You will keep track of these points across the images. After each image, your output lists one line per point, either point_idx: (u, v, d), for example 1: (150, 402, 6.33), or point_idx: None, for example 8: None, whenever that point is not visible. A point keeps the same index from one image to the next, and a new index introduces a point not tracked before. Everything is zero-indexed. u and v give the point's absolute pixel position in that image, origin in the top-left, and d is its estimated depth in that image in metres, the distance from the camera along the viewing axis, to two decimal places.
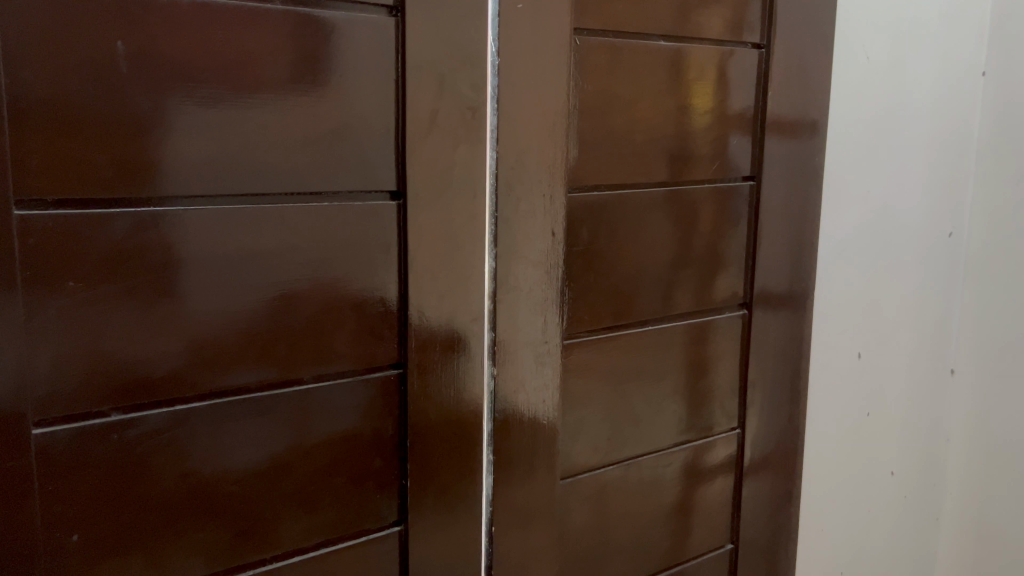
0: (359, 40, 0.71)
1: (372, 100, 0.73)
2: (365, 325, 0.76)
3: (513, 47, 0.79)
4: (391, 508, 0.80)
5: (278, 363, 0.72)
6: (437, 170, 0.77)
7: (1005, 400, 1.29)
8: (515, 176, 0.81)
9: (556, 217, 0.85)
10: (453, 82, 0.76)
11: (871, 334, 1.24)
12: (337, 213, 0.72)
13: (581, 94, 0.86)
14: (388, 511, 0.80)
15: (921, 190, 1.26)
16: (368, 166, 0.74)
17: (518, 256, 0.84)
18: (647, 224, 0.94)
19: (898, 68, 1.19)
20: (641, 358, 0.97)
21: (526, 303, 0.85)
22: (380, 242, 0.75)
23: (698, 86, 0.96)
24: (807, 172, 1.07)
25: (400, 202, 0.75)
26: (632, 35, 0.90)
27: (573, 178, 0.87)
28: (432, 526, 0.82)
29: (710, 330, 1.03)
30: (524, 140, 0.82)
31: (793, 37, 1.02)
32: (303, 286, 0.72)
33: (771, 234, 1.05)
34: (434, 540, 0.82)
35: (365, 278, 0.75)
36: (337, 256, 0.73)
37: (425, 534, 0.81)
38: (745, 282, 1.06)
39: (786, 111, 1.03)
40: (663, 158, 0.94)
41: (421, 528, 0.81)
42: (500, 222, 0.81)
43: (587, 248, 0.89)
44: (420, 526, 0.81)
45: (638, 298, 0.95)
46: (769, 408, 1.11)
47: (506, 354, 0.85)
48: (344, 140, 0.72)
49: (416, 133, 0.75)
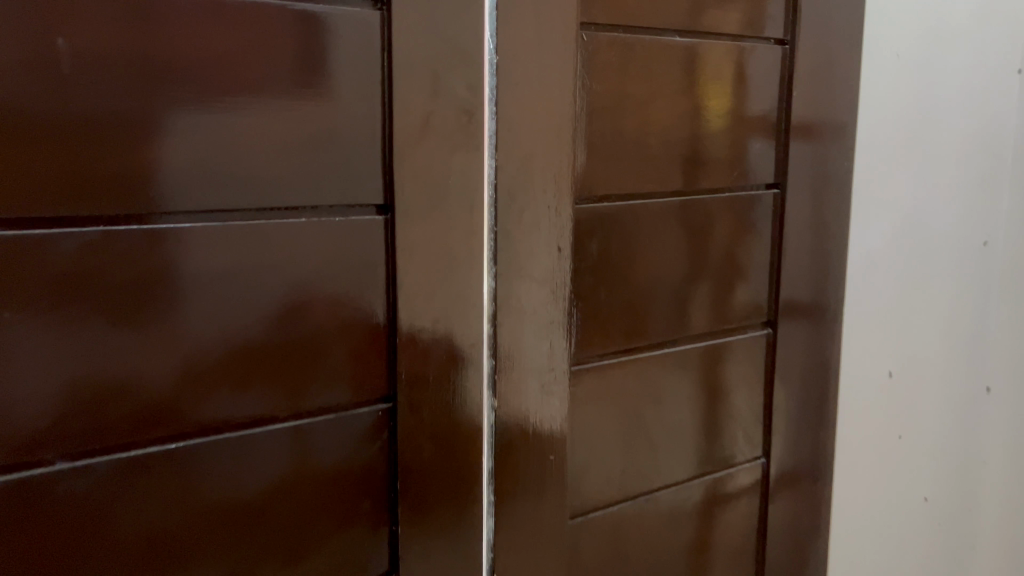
0: (341, 37, 0.64)
1: (356, 102, 0.65)
2: (349, 353, 0.68)
3: (514, 45, 0.72)
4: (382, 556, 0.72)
5: (252, 399, 0.64)
6: (430, 180, 0.69)
7: None
8: (516, 187, 0.74)
9: (562, 230, 0.78)
10: (448, 83, 0.68)
11: (903, 352, 1.16)
12: (317, 231, 0.65)
13: (590, 95, 0.78)
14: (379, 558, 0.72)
15: (953, 197, 1.17)
16: (352, 176, 0.66)
17: (521, 276, 0.76)
18: (660, 238, 0.86)
19: (928, 65, 1.11)
20: (657, 384, 0.89)
21: (530, 326, 0.78)
22: (366, 262, 0.68)
23: (716, 86, 0.88)
24: (835, 177, 0.99)
25: (388, 217, 0.68)
26: (644, 30, 0.82)
27: (582, 189, 0.79)
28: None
29: (730, 351, 0.96)
30: (526, 147, 0.74)
31: (818, 33, 0.94)
32: (280, 313, 0.64)
33: (796, 245, 0.97)
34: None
35: (349, 303, 0.68)
36: (318, 278, 0.66)
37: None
38: (769, 298, 0.98)
39: (812, 113, 0.95)
40: (678, 165, 0.87)
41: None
42: (500, 238, 0.74)
43: (597, 264, 0.82)
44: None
45: (653, 317, 0.87)
46: (796, 434, 1.03)
47: (508, 383, 0.77)
48: (326, 147, 0.64)
49: (406, 140, 0.67)
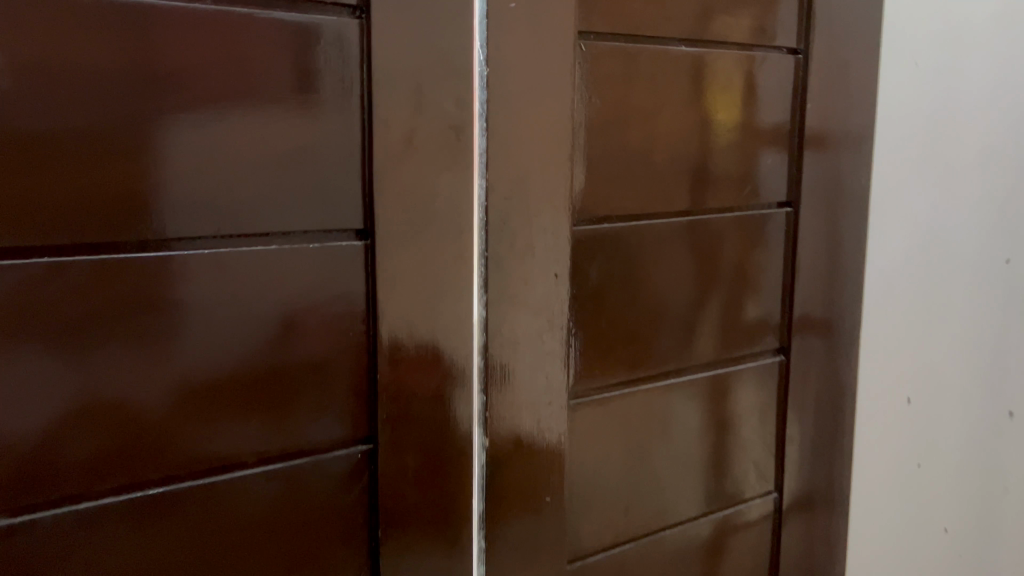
0: (313, 47, 0.59)
1: (330, 118, 0.60)
2: (325, 392, 0.63)
3: (506, 55, 0.66)
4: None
5: (215, 444, 0.59)
6: (415, 202, 0.64)
7: None
8: (509, 209, 0.69)
9: (559, 255, 0.72)
10: (433, 96, 0.63)
11: (918, 375, 1.12)
12: (287, 261, 0.60)
13: (589, 110, 0.73)
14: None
15: (975, 212, 1.11)
16: (327, 199, 0.61)
17: (515, 304, 0.71)
18: (665, 261, 0.81)
19: (947, 74, 1.06)
20: (663, 416, 0.84)
21: (525, 358, 0.73)
22: (343, 293, 0.63)
23: (724, 99, 0.83)
24: (852, 194, 0.93)
25: (368, 241, 0.63)
26: (648, 39, 0.77)
27: (580, 209, 0.74)
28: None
29: (740, 381, 0.90)
30: (520, 164, 0.69)
31: (833, 41, 0.88)
32: (245, 351, 0.59)
33: (810, 267, 0.92)
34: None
35: (324, 338, 0.62)
36: (290, 311, 0.61)
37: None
38: (782, 324, 0.92)
39: (827, 127, 0.90)
40: (685, 182, 0.81)
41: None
42: (492, 263, 0.68)
43: (597, 291, 0.76)
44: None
45: (658, 345, 0.82)
46: (812, 468, 0.97)
47: (501, 420, 0.72)
48: (298, 167, 0.59)
49: (388, 160, 0.62)
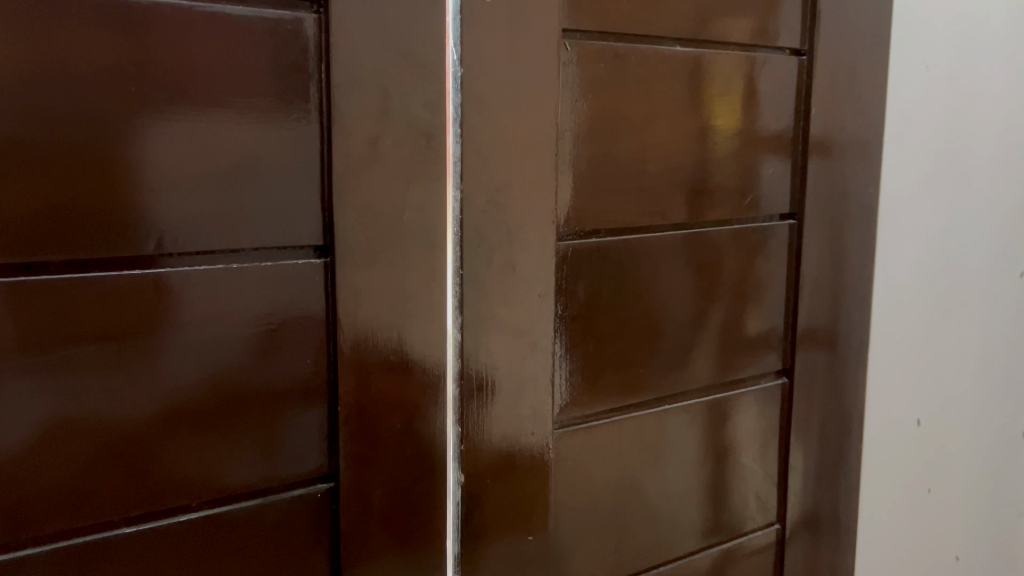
0: (266, 46, 0.53)
1: (286, 125, 0.54)
2: (279, 425, 0.58)
3: (483, 56, 0.61)
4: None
5: (154, 486, 0.53)
6: (383, 217, 0.58)
7: None
8: (487, 224, 0.63)
9: (543, 273, 0.67)
10: (402, 101, 0.57)
11: (933, 398, 1.05)
12: (236, 283, 0.54)
13: (576, 114, 0.67)
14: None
15: (987, 225, 1.06)
16: (283, 214, 0.55)
17: (494, 327, 0.65)
18: (660, 279, 0.75)
19: (960, 76, 0.99)
20: (657, 445, 0.78)
21: (505, 384, 0.67)
22: (300, 317, 0.57)
23: (723, 104, 0.77)
24: (861, 205, 0.87)
25: (326, 259, 0.57)
26: (640, 38, 0.71)
27: (566, 222, 0.68)
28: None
29: (739, 406, 0.85)
30: (500, 175, 0.63)
31: (839, 42, 0.83)
32: (188, 384, 0.54)
33: (816, 284, 0.86)
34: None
35: (278, 368, 0.57)
36: (239, 340, 0.55)
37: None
38: (784, 344, 0.87)
39: (833, 134, 0.84)
40: (681, 194, 0.76)
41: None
42: (468, 283, 0.63)
43: (584, 311, 0.71)
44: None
45: (651, 370, 0.76)
46: (819, 498, 0.91)
47: (479, 451, 0.66)
48: (249, 179, 0.54)
49: (351, 170, 0.56)
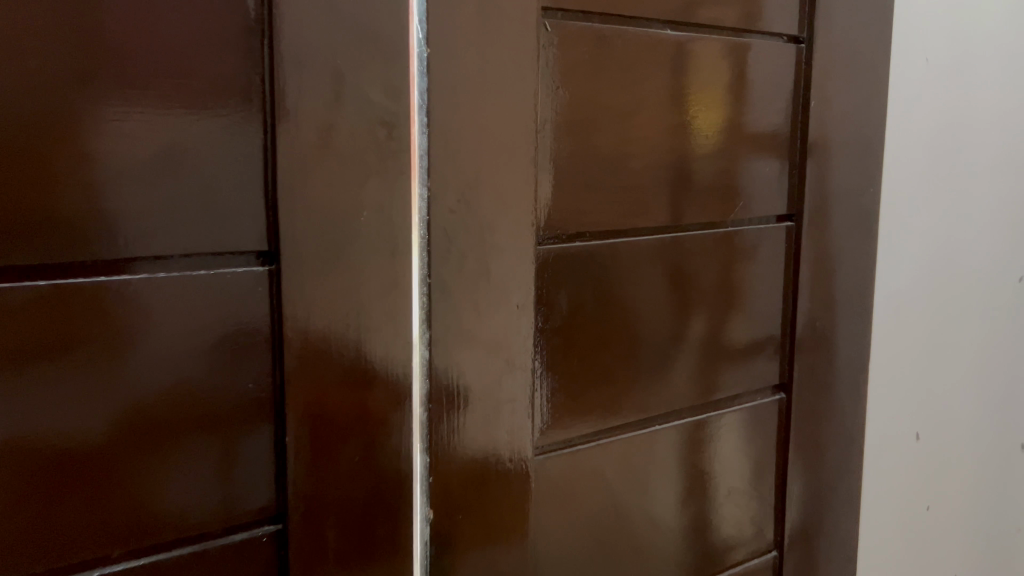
0: (196, 20, 0.45)
1: (221, 112, 0.47)
2: (216, 459, 0.50)
3: (452, 36, 0.54)
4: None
5: (66, 536, 0.45)
6: (338, 218, 0.51)
7: None
8: (457, 226, 0.56)
9: (521, 281, 0.60)
10: (357, 85, 0.50)
11: (932, 411, 0.99)
12: (160, 296, 0.46)
13: (557, 104, 0.61)
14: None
15: (986, 228, 1.00)
16: (219, 214, 0.47)
17: (465, 343, 0.58)
18: (645, 287, 0.69)
19: (963, 67, 0.94)
20: (645, 468, 0.72)
21: (479, 406, 0.60)
22: (238, 334, 0.49)
23: (710, 97, 0.71)
24: (861, 207, 0.81)
25: (272, 267, 0.50)
26: (627, 21, 0.64)
27: (545, 224, 0.61)
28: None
29: (732, 425, 0.79)
30: (472, 171, 0.56)
31: (839, 30, 0.76)
32: (104, 415, 0.45)
33: (816, 292, 0.80)
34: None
35: (213, 394, 0.49)
36: (169, 362, 0.47)
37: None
38: (781, 356, 0.81)
39: (834, 128, 0.78)
40: (668, 194, 0.69)
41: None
42: (435, 294, 0.56)
43: (566, 323, 0.64)
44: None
45: (634, 386, 0.70)
46: (820, 522, 0.85)
47: (450, 481, 0.59)
48: (176, 174, 0.46)
49: (300, 163, 0.49)
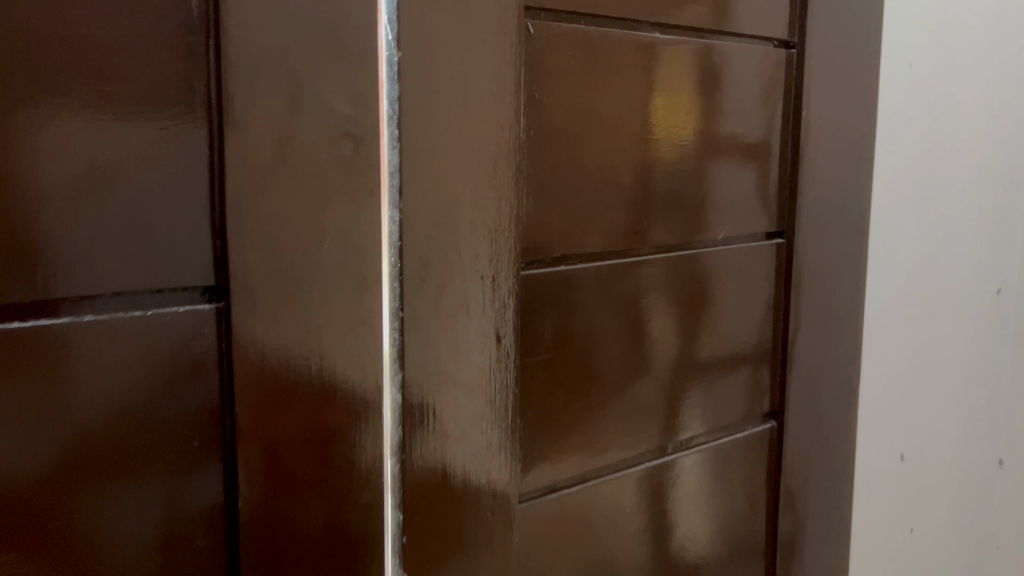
0: (122, 12, 0.37)
1: (155, 123, 0.39)
2: (157, 535, 0.41)
3: (427, 35, 0.47)
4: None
5: None
6: (296, 247, 0.42)
7: None
8: (435, 253, 0.49)
9: (503, 312, 0.53)
10: (315, 91, 0.42)
11: (915, 431, 0.95)
12: (84, 343, 0.38)
13: (540, 113, 0.55)
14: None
15: (966, 240, 0.97)
16: (154, 244, 0.39)
17: (441, 386, 0.50)
18: (625, 314, 0.63)
19: (946, 79, 0.91)
20: (625, 510, 0.66)
21: (458, 455, 0.52)
22: (182, 389, 0.41)
23: (676, 101, 0.64)
24: (852, 224, 0.76)
25: (218, 305, 0.42)
26: (618, 23, 0.59)
27: (528, 246, 0.56)
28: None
29: (723, 458, 0.74)
30: (447, 188, 0.49)
31: (832, 35, 0.72)
32: (16, 490, 0.37)
33: (811, 315, 0.75)
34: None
35: (151, 461, 0.41)
36: (97, 420, 0.39)
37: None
38: (772, 383, 0.76)
39: (826, 140, 0.73)
40: (650, 212, 0.64)
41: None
42: (409, 330, 0.48)
43: (551, 356, 0.58)
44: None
45: (605, 426, 0.63)
46: (813, 556, 0.80)
47: (428, 545, 0.51)
48: (102, 197, 0.38)
49: (245, 182, 0.40)
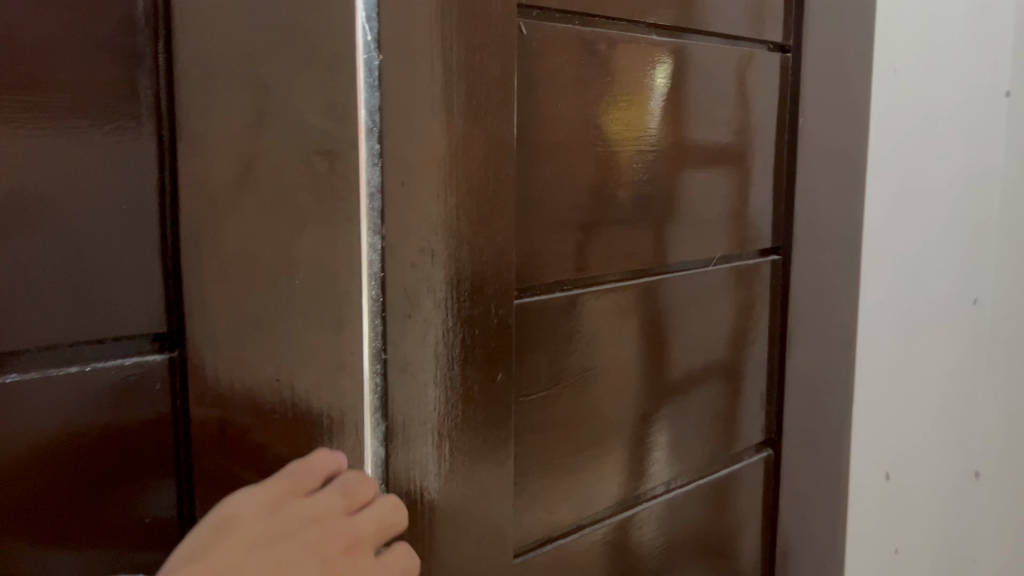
0: (50, 6, 0.30)
1: (93, 140, 0.32)
2: None
3: (412, 35, 0.40)
4: (279, 541, 0.34)
5: None
6: (263, 283, 0.36)
7: None
8: (424, 285, 0.43)
9: (499, 348, 0.47)
10: (283, 100, 0.36)
11: (900, 447, 0.92)
12: (8, 407, 0.31)
13: (540, 123, 0.51)
14: (279, 534, 0.34)
15: (947, 250, 0.94)
16: (92, 288, 0.32)
17: (432, 435, 0.44)
18: (620, 342, 0.59)
19: (927, 84, 0.87)
20: (614, 550, 0.61)
21: (451, 514, 0.46)
22: (129, 458, 0.34)
23: (637, 107, 0.57)
24: (850, 237, 0.71)
25: (171, 354, 0.35)
26: (617, 24, 0.56)
27: (527, 273, 0.51)
28: (360, 490, 0.39)
29: (723, 490, 0.70)
30: (435, 210, 0.43)
31: (826, 37, 0.68)
32: None
33: (812, 334, 0.71)
34: (391, 525, 0.40)
35: (90, 546, 0.34)
36: (26, 499, 0.32)
37: (363, 555, 0.38)
38: (771, 411, 0.74)
39: (823, 148, 0.69)
40: (639, 230, 0.59)
41: (343, 494, 0.38)
42: (394, 373, 0.42)
43: (548, 395, 0.53)
44: (337, 511, 0.38)
45: (593, 465, 0.58)
46: None
47: None
48: (28, 231, 0.31)
49: (205, 210, 0.34)
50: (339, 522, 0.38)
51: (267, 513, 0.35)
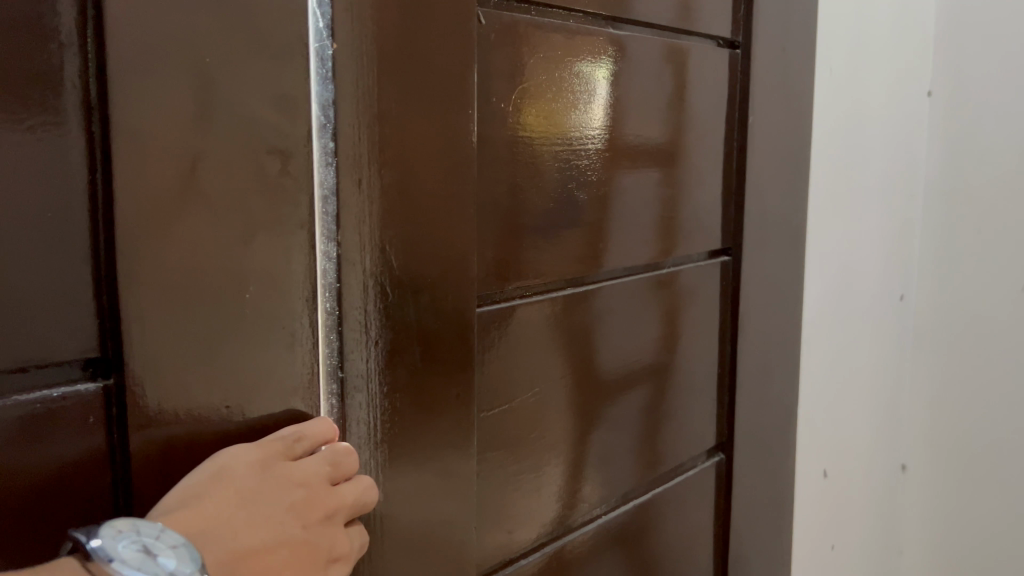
0: None
1: (10, 137, 0.27)
2: None
3: (370, 22, 0.37)
4: (259, 504, 0.33)
5: None
6: (210, 295, 0.32)
7: (967, 503, 1.01)
8: (381, 296, 0.39)
9: (462, 362, 0.44)
10: (230, 88, 0.32)
11: (834, 445, 0.92)
12: None
13: (499, 120, 0.48)
14: (257, 497, 0.33)
15: (876, 247, 0.95)
16: (11, 311, 0.28)
17: (392, 458, 0.41)
18: (575, 350, 0.57)
19: (857, 86, 0.87)
20: (561, 565, 0.59)
21: (415, 543, 0.42)
22: (63, 502, 0.30)
23: (584, 103, 0.55)
24: (790, 234, 0.72)
25: (107, 381, 0.31)
26: (568, 14, 0.54)
27: (487, 282, 0.49)
28: (349, 462, 0.38)
29: (672, 494, 0.69)
30: (392, 216, 0.39)
31: (773, 33, 0.68)
32: None
33: (758, 334, 0.71)
34: (363, 504, 0.38)
35: None
36: None
37: (336, 525, 0.37)
38: (722, 415, 0.73)
39: (769, 147, 0.69)
40: (588, 234, 0.57)
41: (332, 464, 0.37)
42: (352, 392, 0.39)
43: (506, 409, 0.52)
44: (322, 480, 0.36)
45: (544, 480, 0.56)
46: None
47: None
48: None
49: (143, 215, 0.30)
50: (321, 490, 0.36)
51: (253, 476, 0.33)
